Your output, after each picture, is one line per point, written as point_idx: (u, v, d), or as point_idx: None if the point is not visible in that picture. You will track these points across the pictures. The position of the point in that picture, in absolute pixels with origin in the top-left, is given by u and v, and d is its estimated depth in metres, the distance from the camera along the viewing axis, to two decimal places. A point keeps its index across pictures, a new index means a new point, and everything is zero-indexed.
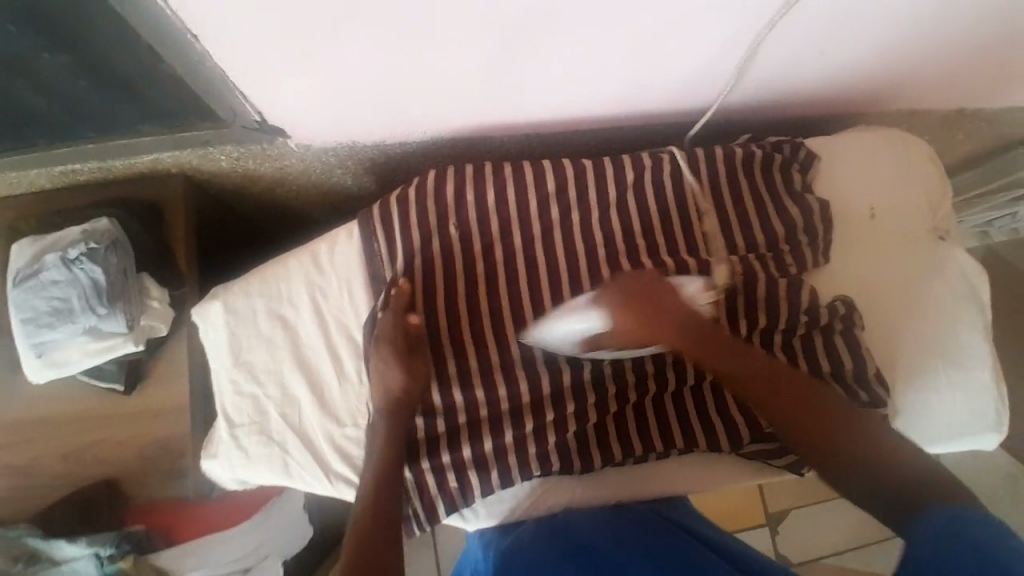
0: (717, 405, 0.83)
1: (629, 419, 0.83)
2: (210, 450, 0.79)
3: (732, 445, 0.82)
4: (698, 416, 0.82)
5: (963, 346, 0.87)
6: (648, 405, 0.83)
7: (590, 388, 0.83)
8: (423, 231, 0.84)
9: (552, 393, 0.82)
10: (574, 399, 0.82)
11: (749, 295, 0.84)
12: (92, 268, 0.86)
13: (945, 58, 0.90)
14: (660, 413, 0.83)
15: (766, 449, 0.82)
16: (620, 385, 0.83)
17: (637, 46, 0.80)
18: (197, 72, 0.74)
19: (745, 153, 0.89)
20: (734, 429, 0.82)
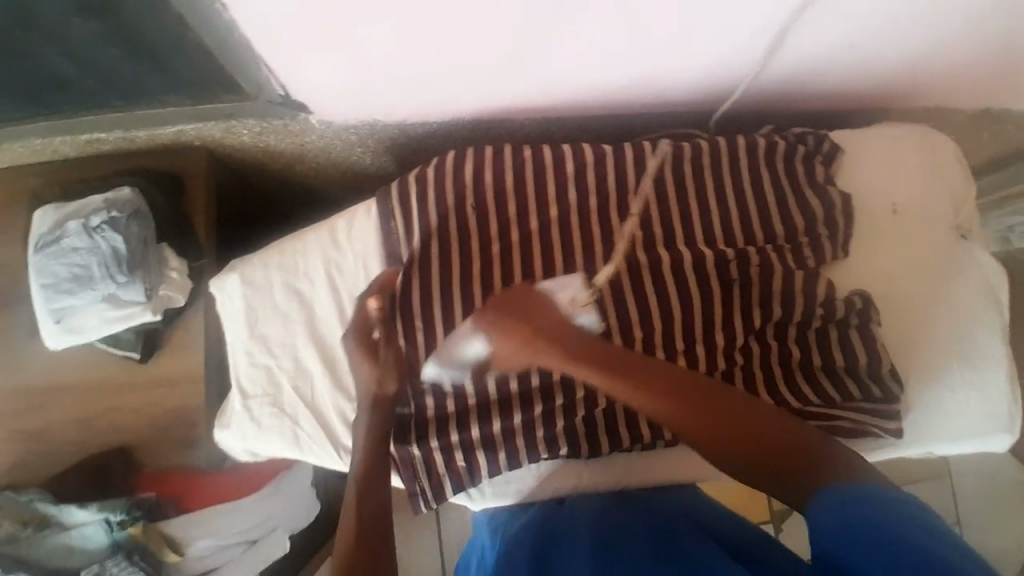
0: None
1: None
2: (223, 420, 0.80)
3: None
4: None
5: (980, 346, 0.86)
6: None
7: None
8: (440, 211, 0.84)
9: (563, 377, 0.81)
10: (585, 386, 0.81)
11: (764, 287, 0.84)
12: (113, 237, 0.87)
13: (977, 54, 0.88)
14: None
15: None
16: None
17: (663, 32, 0.79)
18: (224, 45, 0.74)
19: (768, 144, 0.89)
20: None
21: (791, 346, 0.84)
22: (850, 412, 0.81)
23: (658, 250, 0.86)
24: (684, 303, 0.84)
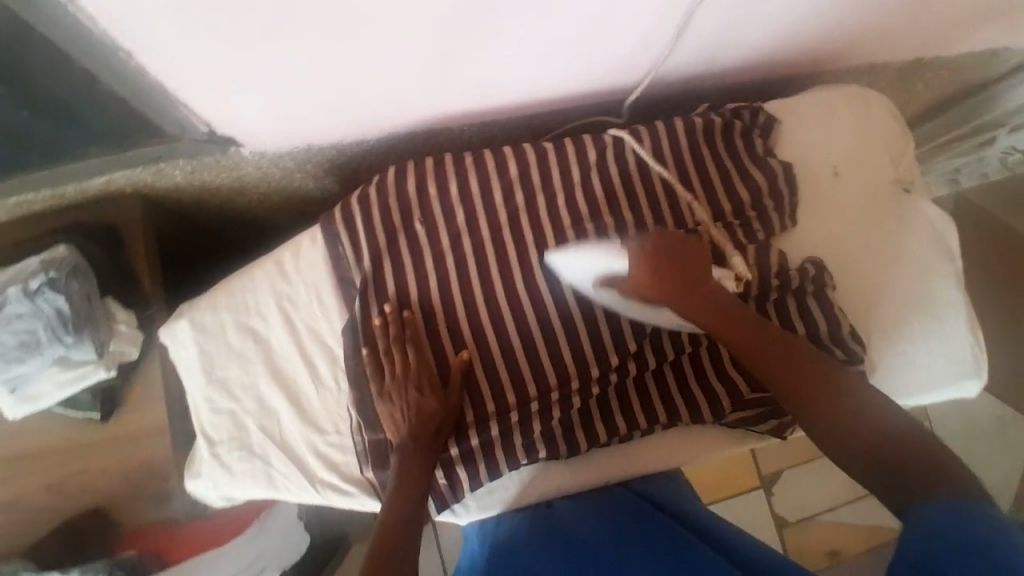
0: (698, 376, 0.83)
1: (612, 401, 0.83)
2: (193, 470, 0.79)
3: (715, 415, 0.83)
4: (678, 387, 0.83)
5: (941, 296, 0.88)
6: (630, 381, 0.83)
7: (573, 374, 0.82)
8: (387, 230, 0.83)
9: (535, 379, 0.82)
10: (557, 386, 0.82)
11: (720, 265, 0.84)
12: (55, 298, 0.84)
13: (898, 11, 0.90)
14: (642, 389, 0.83)
15: (745, 417, 0.83)
16: (604, 369, 0.83)
17: (586, 26, 0.79)
18: (140, 89, 0.72)
19: (705, 123, 0.89)
20: (715, 399, 0.82)
21: None
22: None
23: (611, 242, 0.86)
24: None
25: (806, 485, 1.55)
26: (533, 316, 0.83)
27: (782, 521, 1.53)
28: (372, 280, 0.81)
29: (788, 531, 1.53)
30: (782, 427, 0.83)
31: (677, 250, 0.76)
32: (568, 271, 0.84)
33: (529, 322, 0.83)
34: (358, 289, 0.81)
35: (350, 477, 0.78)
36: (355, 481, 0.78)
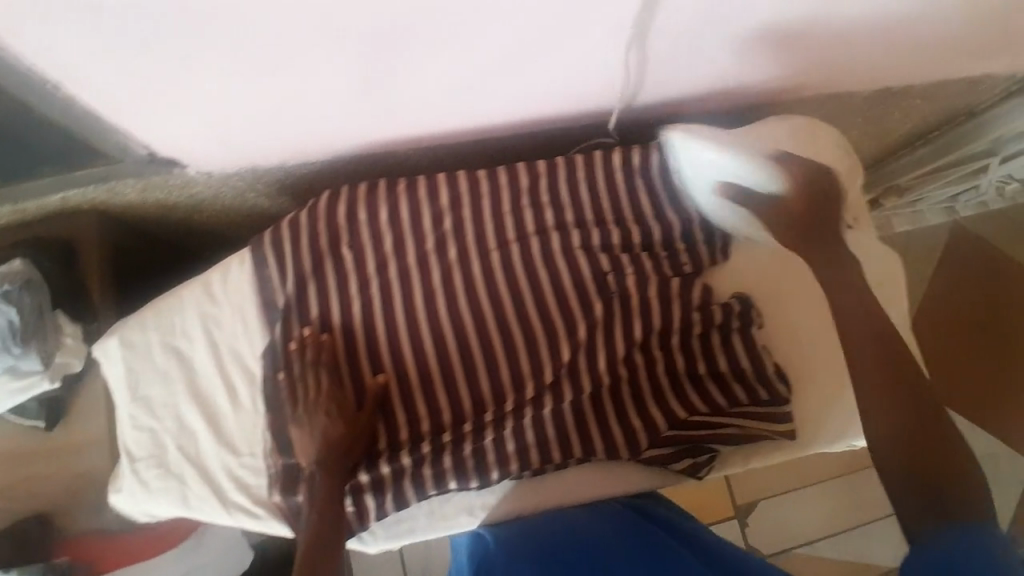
0: (616, 411, 0.83)
1: (529, 436, 0.82)
2: (115, 484, 0.82)
3: (631, 449, 0.83)
4: (596, 421, 0.83)
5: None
6: (547, 414, 0.82)
7: (489, 405, 0.83)
8: (314, 254, 0.84)
9: (452, 408, 0.83)
10: (473, 418, 0.82)
11: (643, 300, 0.84)
12: (5, 310, 0.88)
13: (841, 41, 0.88)
14: (560, 423, 0.82)
15: (661, 454, 0.83)
16: (520, 400, 0.83)
17: (509, 51, 0.79)
18: (73, 117, 0.75)
19: (643, 152, 0.88)
20: (632, 435, 0.82)
21: (675, 355, 0.83)
22: (737, 417, 0.82)
23: (537, 274, 0.86)
24: (567, 326, 0.84)
25: (785, 516, 1.49)
26: (453, 345, 0.84)
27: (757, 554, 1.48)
28: (295, 303, 0.82)
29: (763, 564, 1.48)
30: (698, 466, 0.83)
31: (825, 195, 0.78)
32: (490, 300, 0.85)
33: (450, 352, 0.84)
34: (280, 312, 0.83)
35: (260, 501, 0.81)
36: (264, 504, 0.81)
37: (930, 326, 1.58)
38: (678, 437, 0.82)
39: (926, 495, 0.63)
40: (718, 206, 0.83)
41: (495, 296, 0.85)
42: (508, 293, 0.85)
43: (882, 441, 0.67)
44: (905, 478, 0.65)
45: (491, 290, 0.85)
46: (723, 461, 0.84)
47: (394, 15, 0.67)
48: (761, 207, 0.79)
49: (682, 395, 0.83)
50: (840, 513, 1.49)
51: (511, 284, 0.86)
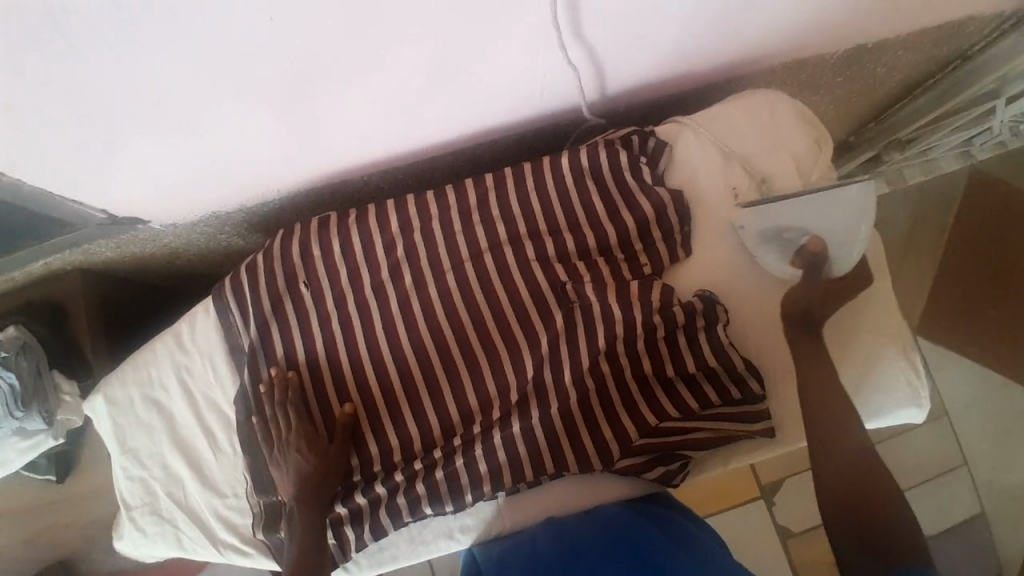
0: (586, 423, 0.82)
1: (500, 457, 0.81)
2: (117, 532, 0.86)
3: (603, 461, 0.82)
4: (566, 435, 0.82)
5: (903, 386, 0.83)
6: (515, 433, 0.81)
7: (457, 428, 0.83)
8: (273, 296, 0.85)
9: (422, 437, 0.83)
10: (443, 442, 0.83)
11: (603, 307, 0.81)
12: (5, 375, 0.92)
13: (794, 14, 0.82)
14: (531, 441, 0.81)
15: (635, 464, 0.82)
16: (488, 422, 0.82)
17: (435, 80, 0.77)
18: (22, 192, 0.78)
19: (590, 152, 0.85)
20: (603, 446, 0.82)
21: (642, 360, 0.81)
22: (711, 418, 0.81)
23: (494, 290, 0.85)
24: (529, 341, 0.83)
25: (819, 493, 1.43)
26: (418, 371, 0.84)
27: (787, 532, 1.42)
28: (258, 345, 0.84)
29: (794, 542, 1.42)
30: (671, 474, 0.82)
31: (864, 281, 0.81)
32: (449, 321, 0.85)
33: (415, 379, 0.84)
34: (246, 355, 0.84)
35: (248, 539, 0.84)
36: (250, 541, 0.84)
37: (952, 284, 1.48)
38: (648, 444, 0.81)
39: (867, 535, 0.66)
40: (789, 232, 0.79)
41: (454, 316, 0.85)
42: (466, 312, 0.85)
43: (823, 467, 0.71)
44: (837, 504, 0.69)
45: (450, 312, 0.85)
46: (697, 463, 0.84)
47: (296, 63, 0.66)
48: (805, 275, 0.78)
49: (651, 400, 0.81)
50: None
51: (469, 303, 0.85)
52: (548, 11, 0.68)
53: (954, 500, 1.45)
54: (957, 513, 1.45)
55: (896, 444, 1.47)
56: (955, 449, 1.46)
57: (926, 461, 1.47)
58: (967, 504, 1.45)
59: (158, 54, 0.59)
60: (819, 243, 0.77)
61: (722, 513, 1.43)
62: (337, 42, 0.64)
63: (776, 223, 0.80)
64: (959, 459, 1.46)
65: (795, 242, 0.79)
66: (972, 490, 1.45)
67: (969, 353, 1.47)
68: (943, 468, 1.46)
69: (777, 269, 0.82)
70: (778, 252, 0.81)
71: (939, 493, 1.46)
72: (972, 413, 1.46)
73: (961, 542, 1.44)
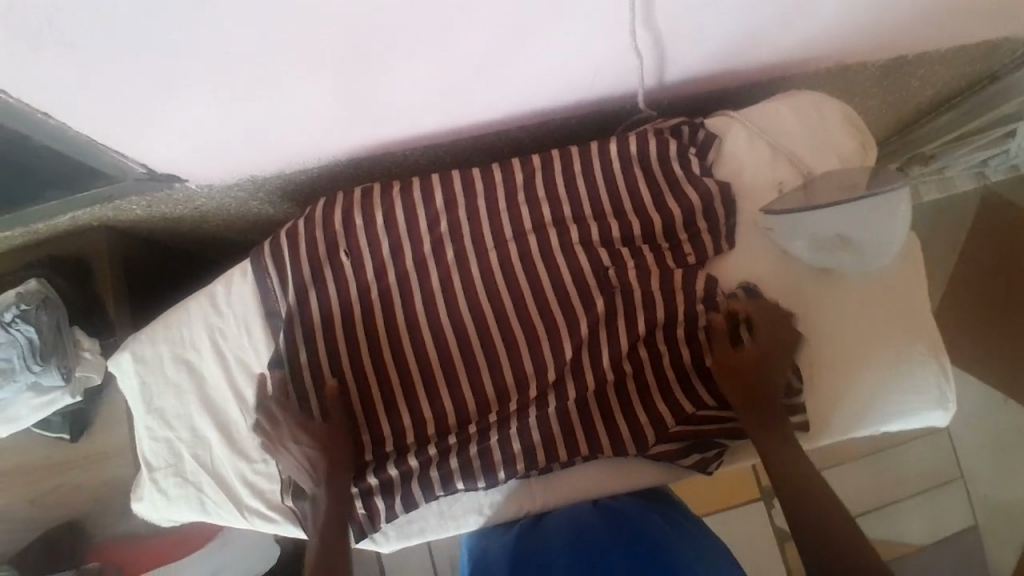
0: (622, 406, 0.82)
1: (535, 435, 0.82)
2: (137, 493, 0.84)
3: (638, 445, 0.82)
4: (602, 416, 0.82)
5: (932, 389, 0.84)
6: (552, 412, 0.82)
7: (493, 404, 0.83)
8: (313, 263, 0.84)
9: (456, 413, 0.83)
10: (478, 418, 0.83)
11: (645, 294, 0.82)
12: (27, 328, 0.90)
13: (850, 17, 0.83)
14: (564, 419, 0.82)
15: (669, 449, 0.83)
16: (524, 400, 0.82)
17: (496, 55, 0.77)
18: (66, 140, 0.76)
19: (639, 138, 0.85)
20: (639, 430, 0.82)
21: (682, 347, 0.82)
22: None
23: (536, 271, 0.85)
24: (569, 322, 0.83)
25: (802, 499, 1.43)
26: (457, 347, 0.84)
27: (784, 537, 1.44)
28: (295, 311, 0.83)
29: (790, 547, 1.44)
30: (708, 461, 0.83)
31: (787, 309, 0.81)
32: (491, 298, 0.84)
33: (452, 357, 0.84)
34: (282, 321, 0.83)
35: (274, 505, 0.83)
36: (277, 507, 0.83)
37: (961, 301, 1.52)
38: (685, 431, 0.82)
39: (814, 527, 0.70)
40: (822, 236, 0.81)
41: (494, 294, 0.85)
42: (507, 292, 0.84)
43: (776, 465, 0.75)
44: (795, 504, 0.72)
45: (490, 290, 0.85)
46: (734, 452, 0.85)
47: (372, 29, 0.66)
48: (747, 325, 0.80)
49: (691, 389, 0.82)
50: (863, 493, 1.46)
51: (510, 281, 0.85)
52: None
53: (949, 512, 1.48)
54: (953, 526, 1.48)
55: (898, 455, 1.50)
56: (953, 462, 1.50)
57: (924, 473, 1.50)
58: (962, 517, 1.49)
59: (237, 10, 0.59)
60: (853, 241, 0.80)
61: (722, 514, 1.45)
62: (415, 11, 0.64)
63: (811, 231, 0.80)
64: (955, 473, 1.50)
65: (826, 241, 0.81)
66: (967, 504, 1.49)
67: (973, 370, 1.50)
68: (942, 481, 1.50)
69: (817, 261, 0.83)
70: (813, 247, 0.82)
71: (934, 505, 1.49)
72: (971, 427, 1.50)
73: (953, 555, 1.48)
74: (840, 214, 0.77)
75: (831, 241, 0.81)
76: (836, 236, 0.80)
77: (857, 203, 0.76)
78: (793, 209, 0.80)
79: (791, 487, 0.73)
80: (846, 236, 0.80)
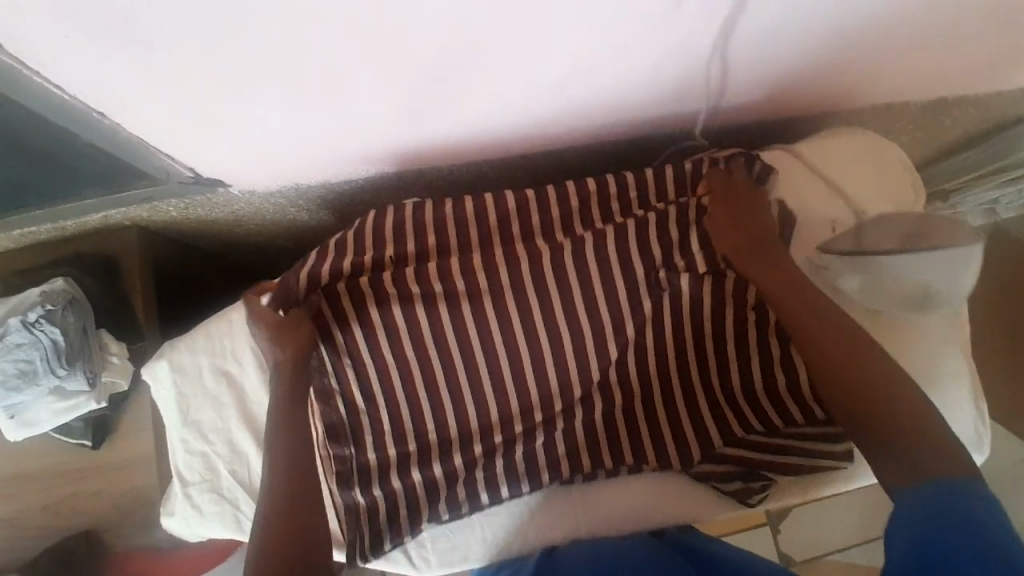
0: (667, 417, 0.88)
1: (578, 435, 0.89)
2: (167, 507, 0.83)
3: (683, 463, 0.88)
4: (647, 427, 0.88)
5: (970, 433, 0.86)
6: (596, 417, 0.89)
7: (535, 409, 0.88)
8: (362, 271, 0.83)
9: (502, 419, 0.88)
10: (519, 422, 0.88)
11: (694, 306, 0.85)
12: (52, 329, 0.86)
13: (913, 60, 0.83)
14: (607, 422, 0.89)
15: (716, 467, 0.88)
16: (567, 402, 0.88)
17: (564, 78, 0.75)
18: (115, 140, 0.73)
19: (695, 168, 0.85)
20: (684, 446, 0.88)
21: (730, 366, 0.86)
22: (794, 436, 0.85)
23: (589, 279, 0.85)
24: (615, 333, 0.86)
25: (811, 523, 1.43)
26: (504, 358, 0.86)
27: (790, 560, 1.44)
28: (336, 298, 0.82)
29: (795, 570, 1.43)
30: (751, 490, 0.87)
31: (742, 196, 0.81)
32: (543, 306, 0.85)
33: (500, 367, 0.86)
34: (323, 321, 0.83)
35: None
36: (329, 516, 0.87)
37: None
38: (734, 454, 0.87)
39: (881, 428, 0.66)
40: (880, 282, 0.81)
41: (546, 301, 0.85)
42: (561, 302, 0.85)
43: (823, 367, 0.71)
44: (865, 414, 0.67)
45: (543, 302, 0.85)
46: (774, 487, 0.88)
47: (453, 49, 0.64)
48: (727, 223, 0.80)
49: (739, 412, 0.86)
50: (881, 506, 1.46)
51: (563, 290, 0.85)
52: (716, 24, 0.68)
53: None
54: None
55: None
56: None
57: None
58: None
59: (333, 20, 0.56)
60: (915, 291, 0.80)
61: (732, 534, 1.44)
62: (508, 28, 0.62)
63: (867, 273, 0.80)
64: None
65: (884, 287, 0.81)
66: None
67: None
68: None
69: (869, 302, 0.83)
70: (870, 291, 0.82)
71: None
72: None
73: None
74: (903, 258, 0.77)
75: (891, 289, 0.81)
76: (896, 285, 0.80)
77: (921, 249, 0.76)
78: (857, 250, 0.80)
79: (847, 381, 0.69)
80: (908, 284, 0.79)
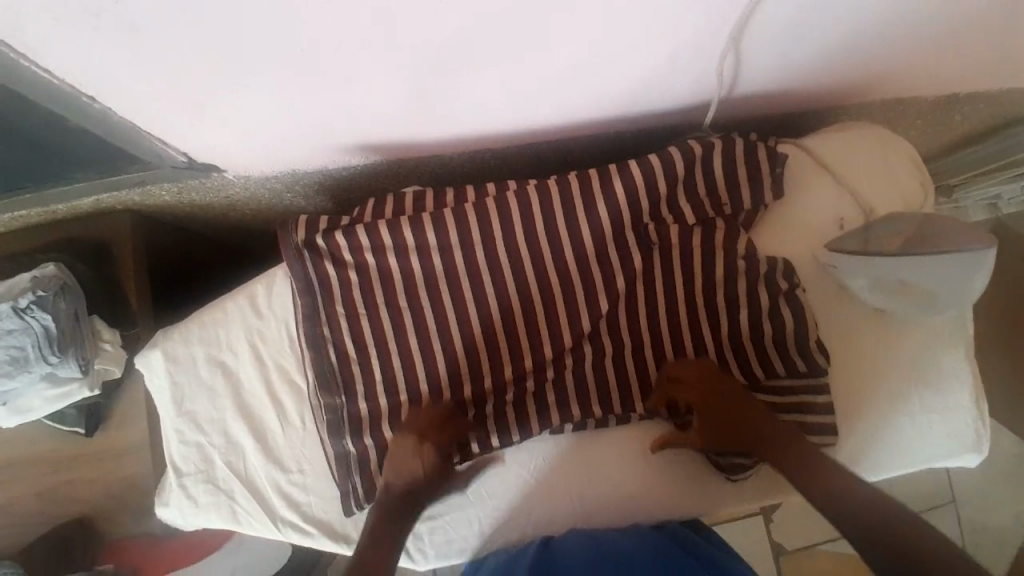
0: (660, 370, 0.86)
1: (570, 387, 0.87)
2: (162, 497, 0.83)
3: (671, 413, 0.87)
4: (640, 381, 0.87)
5: (969, 434, 0.85)
6: (587, 366, 0.87)
7: (527, 355, 0.87)
8: (362, 241, 0.82)
9: (491, 367, 0.86)
10: (511, 369, 0.87)
11: (684, 256, 0.84)
12: (43, 316, 0.84)
13: (929, 58, 0.81)
14: (599, 373, 0.87)
15: None
16: (559, 350, 0.87)
17: (571, 70, 0.73)
18: (105, 124, 0.71)
19: (705, 146, 0.83)
20: None
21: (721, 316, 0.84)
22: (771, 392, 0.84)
23: (580, 233, 0.84)
24: (606, 283, 0.86)
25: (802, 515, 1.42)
26: (495, 304, 0.85)
27: (779, 549, 1.44)
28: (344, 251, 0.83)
29: (783, 559, 1.44)
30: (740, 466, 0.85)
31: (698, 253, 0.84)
32: (534, 257, 0.85)
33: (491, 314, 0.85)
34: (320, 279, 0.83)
35: (311, 518, 0.84)
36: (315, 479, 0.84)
37: None
38: None
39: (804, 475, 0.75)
40: (885, 283, 0.81)
41: (537, 252, 0.85)
42: (554, 251, 0.85)
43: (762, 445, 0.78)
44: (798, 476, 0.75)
45: (535, 257, 0.85)
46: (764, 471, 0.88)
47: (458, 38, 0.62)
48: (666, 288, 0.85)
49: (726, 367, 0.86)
50: None
51: (556, 246, 0.85)
52: (733, 13, 0.65)
53: None
54: None
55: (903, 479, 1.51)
56: None
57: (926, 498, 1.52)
58: None
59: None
60: (919, 294, 0.80)
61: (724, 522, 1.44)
62: (514, 14, 0.60)
63: (873, 275, 0.81)
64: None
65: (889, 287, 0.81)
66: None
67: None
68: None
69: (872, 302, 0.83)
70: (874, 290, 0.82)
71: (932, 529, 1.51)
72: None
73: None
74: (911, 262, 0.78)
75: (895, 290, 0.81)
76: (899, 287, 0.81)
77: (929, 256, 0.77)
78: (863, 251, 0.81)
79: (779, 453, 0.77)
80: (913, 286, 0.80)
